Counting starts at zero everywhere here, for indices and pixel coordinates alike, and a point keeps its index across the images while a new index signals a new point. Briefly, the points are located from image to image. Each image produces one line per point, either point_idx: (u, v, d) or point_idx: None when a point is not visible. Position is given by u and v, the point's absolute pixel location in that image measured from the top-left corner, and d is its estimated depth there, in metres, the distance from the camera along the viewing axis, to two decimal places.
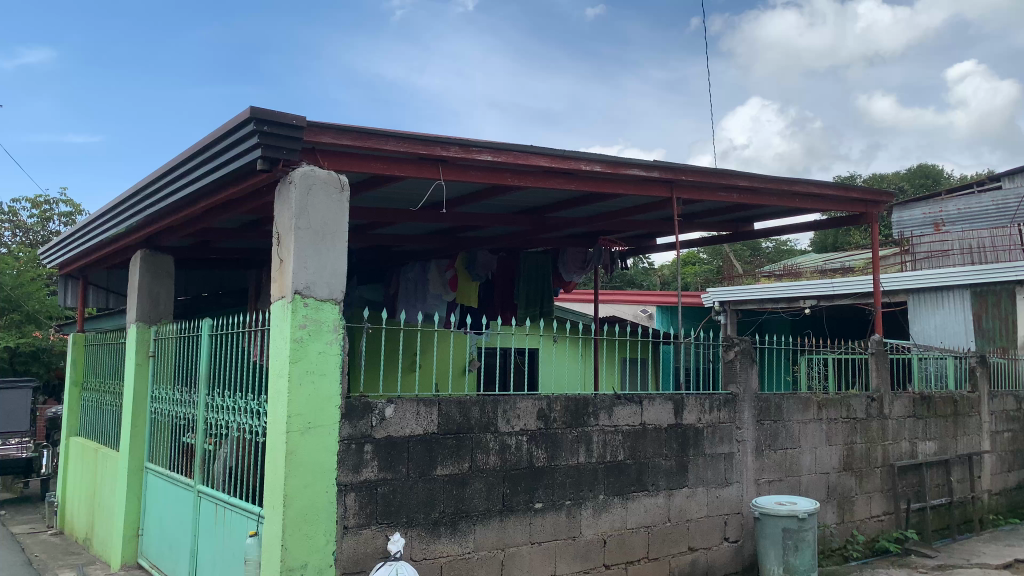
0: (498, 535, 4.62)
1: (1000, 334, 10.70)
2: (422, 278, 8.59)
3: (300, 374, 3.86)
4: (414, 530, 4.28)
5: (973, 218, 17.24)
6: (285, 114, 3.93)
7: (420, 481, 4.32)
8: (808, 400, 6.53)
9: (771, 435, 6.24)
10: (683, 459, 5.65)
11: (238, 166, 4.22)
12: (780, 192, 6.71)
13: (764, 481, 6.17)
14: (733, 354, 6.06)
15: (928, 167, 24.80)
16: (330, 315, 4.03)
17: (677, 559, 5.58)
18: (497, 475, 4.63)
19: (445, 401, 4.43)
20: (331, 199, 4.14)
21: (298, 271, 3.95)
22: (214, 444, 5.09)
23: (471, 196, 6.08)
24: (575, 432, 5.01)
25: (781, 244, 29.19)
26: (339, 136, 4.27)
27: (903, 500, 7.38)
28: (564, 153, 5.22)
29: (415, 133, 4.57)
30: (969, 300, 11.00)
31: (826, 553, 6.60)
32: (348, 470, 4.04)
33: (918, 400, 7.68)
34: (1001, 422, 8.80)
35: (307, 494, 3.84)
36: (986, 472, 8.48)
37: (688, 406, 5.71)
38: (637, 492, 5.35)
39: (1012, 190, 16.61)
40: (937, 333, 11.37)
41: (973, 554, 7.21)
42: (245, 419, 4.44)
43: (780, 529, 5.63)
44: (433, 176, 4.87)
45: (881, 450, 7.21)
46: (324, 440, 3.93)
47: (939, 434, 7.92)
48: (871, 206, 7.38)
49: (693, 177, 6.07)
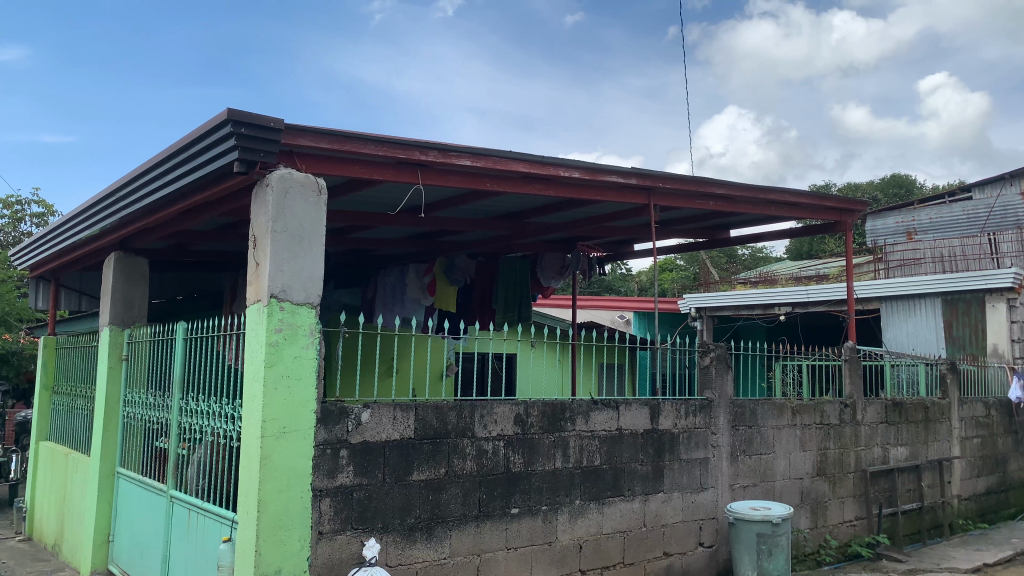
0: (474, 540, 4.61)
1: (970, 342, 10.83)
2: (400, 283, 8.55)
3: (275, 378, 3.83)
4: (389, 536, 4.26)
5: (945, 227, 17.50)
6: (262, 116, 3.91)
7: (396, 486, 4.30)
8: (783, 406, 6.57)
9: (745, 441, 6.28)
10: (659, 464, 5.68)
11: (214, 168, 4.19)
12: (756, 200, 6.77)
13: (739, 486, 6.22)
14: (708, 360, 6.06)
15: (901, 177, 25.11)
16: (307, 319, 4.01)
17: (652, 564, 5.60)
18: (474, 480, 4.62)
19: (422, 406, 4.43)
20: (308, 203, 4.12)
21: (274, 274, 3.93)
22: (187, 449, 5.03)
23: (450, 201, 6.08)
24: (552, 437, 5.02)
25: (757, 252, 29.44)
26: (316, 139, 4.26)
27: (875, 505, 7.46)
28: (542, 160, 5.25)
29: (393, 137, 4.56)
30: (940, 308, 11.16)
31: (799, 558, 6.66)
32: (323, 475, 4.02)
33: (891, 406, 7.77)
34: (971, 428, 8.93)
35: (281, 499, 3.82)
36: (956, 477, 8.60)
37: (665, 412, 5.74)
38: (613, 497, 5.36)
39: (982, 200, 16.98)
40: (909, 340, 11.52)
41: (943, 558, 7.32)
42: (220, 423, 4.40)
43: (755, 534, 5.67)
44: (412, 181, 4.87)
45: (854, 456, 7.29)
46: (299, 445, 3.91)
47: (911, 440, 8.02)
48: (845, 214, 7.47)
49: (670, 184, 6.11)
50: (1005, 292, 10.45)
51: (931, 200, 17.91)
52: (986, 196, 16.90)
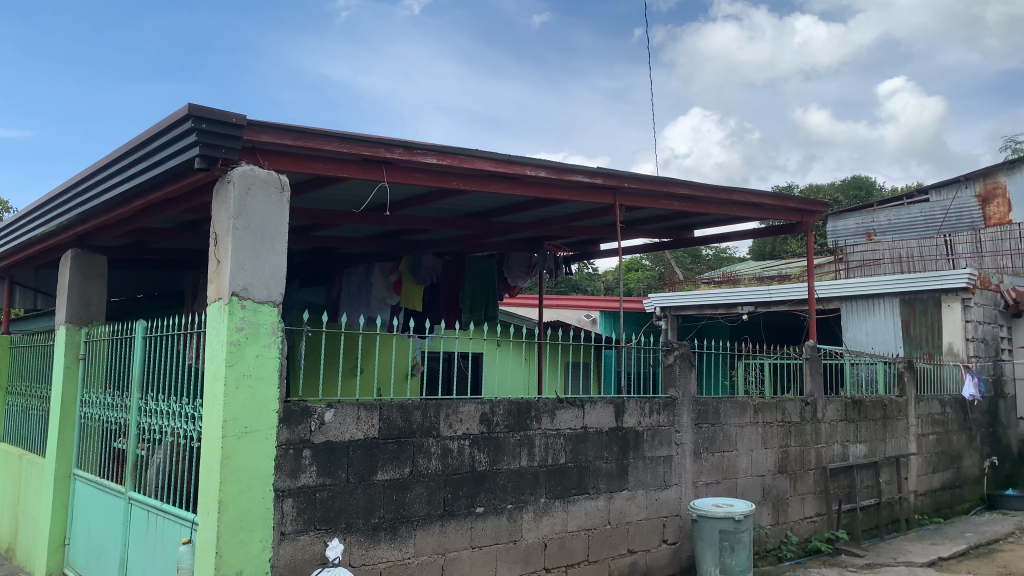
0: (438, 539, 4.59)
1: (926, 341, 11.03)
2: (366, 282, 8.49)
3: (237, 378, 3.78)
4: (353, 536, 4.23)
5: (903, 228, 17.79)
6: (224, 112, 3.86)
7: (360, 486, 4.27)
8: (745, 403, 6.64)
9: (708, 438, 6.34)
10: (623, 462, 5.71)
11: (176, 165, 4.11)
12: (719, 200, 6.83)
13: (702, 483, 6.28)
14: (672, 358, 6.11)
15: (861, 179, 25.51)
16: (268, 317, 3.96)
17: (616, 561, 5.63)
18: (438, 480, 4.61)
19: (387, 405, 4.40)
20: (270, 200, 4.06)
21: (236, 272, 3.87)
22: (146, 450, 4.94)
23: (416, 199, 6.05)
24: (517, 435, 5.02)
25: (721, 252, 29.75)
26: (279, 135, 4.21)
27: (835, 501, 7.58)
28: (508, 158, 5.24)
29: (358, 134, 4.52)
30: (898, 307, 11.37)
31: (761, 554, 6.75)
32: (286, 475, 3.98)
33: (850, 404, 7.90)
34: (927, 424, 9.11)
35: (243, 500, 3.77)
36: (913, 473, 8.77)
37: (629, 410, 5.76)
38: (578, 495, 5.38)
39: (938, 201, 17.38)
40: (869, 339, 11.73)
41: (900, 553, 7.45)
42: (181, 424, 4.32)
43: (717, 531, 5.72)
44: (377, 178, 4.83)
45: (815, 453, 7.40)
46: (260, 445, 3.86)
47: (869, 436, 8.15)
48: (807, 215, 7.57)
49: (636, 184, 6.14)
50: (960, 292, 10.67)
51: (890, 202, 18.21)
52: (942, 197, 17.33)
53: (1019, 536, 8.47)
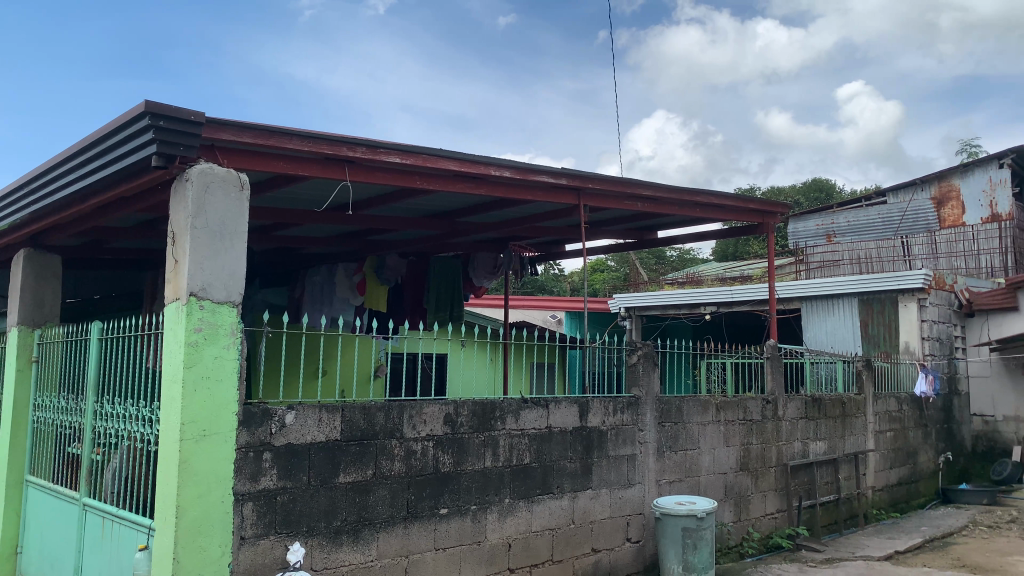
0: (402, 541, 4.56)
1: (884, 339, 11.21)
2: (329, 282, 8.42)
3: (195, 380, 3.71)
4: (314, 539, 4.18)
5: (862, 230, 18.07)
6: (181, 109, 3.79)
7: (321, 489, 4.22)
8: (707, 402, 6.70)
9: (671, 437, 6.39)
10: (588, 461, 5.72)
11: (132, 162, 4.02)
12: (682, 202, 6.88)
13: (665, 481, 6.32)
14: (636, 358, 6.14)
15: (821, 181, 25.92)
16: (227, 318, 3.90)
17: (580, 561, 5.64)
18: (402, 482, 4.58)
19: (349, 406, 4.35)
20: (230, 198, 4.00)
21: (194, 272, 3.80)
22: (102, 455, 4.83)
23: (379, 198, 6.00)
24: (482, 436, 5.00)
25: (685, 253, 30.02)
26: (239, 133, 4.15)
27: (796, 498, 7.68)
28: (472, 158, 5.23)
29: (320, 132, 4.48)
30: (857, 307, 11.55)
31: (723, 551, 6.81)
32: (246, 479, 3.92)
33: (810, 402, 8.01)
34: (885, 422, 9.27)
35: (201, 504, 3.70)
36: (871, 470, 8.93)
37: (593, 409, 5.78)
38: (542, 495, 5.38)
39: (895, 204, 17.58)
40: (828, 338, 11.91)
41: (858, 547, 7.58)
42: (138, 428, 4.23)
43: (680, 529, 5.76)
44: (339, 177, 4.78)
45: (776, 450, 7.49)
46: (219, 447, 3.79)
47: (829, 434, 8.27)
48: (767, 216, 7.65)
49: (600, 185, 6.16)
50: (916, 292, 10.89)
51: (849, 204, 18.45)
52: (900, 200, 17.52)
53: (972, 529, 8.67)
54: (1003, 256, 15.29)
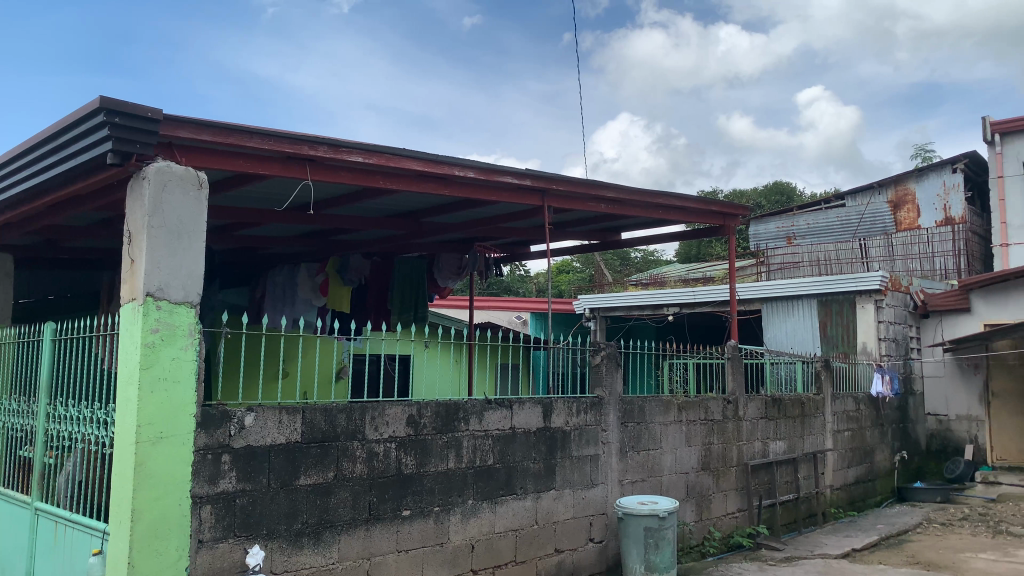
0: (363, 544, 4.52)
1: (842, 341, 11.39)
2: (290, 283, 8.31)
3: (151, 382, 3.64)
4: (275, 542, 4.13)
5: (821, 233, 18.30)
6: (138, 105, 3.73)
7: (282, 492, 4.17)
8: (670, 402, 6.76)
9: (634, 436, 6.42)
10: (551, 462, 5.73)
11: (88, 158, 3.94)
12: (645, 204, 6.92)
13: (627, 481, 6.36)
14: (599, 358, 6.17)
15: (782, 185, 26.28)
16: (185, 319, 3.84)
17: (543, 561, 5.64)
18: (364, 483, 4.54)
19: (310, 408, 4.30)
20: (187, 197, 3.93)
21: (151, 271, 3.73)
22: (55, 458, 4.72)
23: (342, 198, 5.96)
24: (445, 438, 4.99)
25: (649, 254, 30.25)
26: (197, 130, 4.10)
27: (756, 497, 7.77)
28: (436, 158, 5.21)
29: (281, 131, 4.43)
30: (816, 308, 11.73)
31: (685, 550, 6.87)
32: (204, 482, 3.86)
33: (771, 402, 8.11)
34: (843, 421, 9.43)
35: (158, 507, 3.64)
36: (829, 469, 9.07)
37: (557, 410, 5.79)
38: (505, 496, 5.37)
39: (854, 207, 17.89)
40: (788, 338, 12.07)
41: (817, 545, 7.70)
42: (92, 431, 4.14)
43: (642, 528, 5.79)
44: (300, 176, 4.74)
45: (736, 450, 7.57)
46: (177, 449, 3.73)
47: (788, 434, 8.38)
48: (729, 219, 7.72)
49: (564, 186, 6.17)
50: (874, 294, 11.11)
51: (809, 206, 18.71)
52: (859, 203, 17.83)
53: (926, 526, 8.85)
54: (956, 258, 15.71)
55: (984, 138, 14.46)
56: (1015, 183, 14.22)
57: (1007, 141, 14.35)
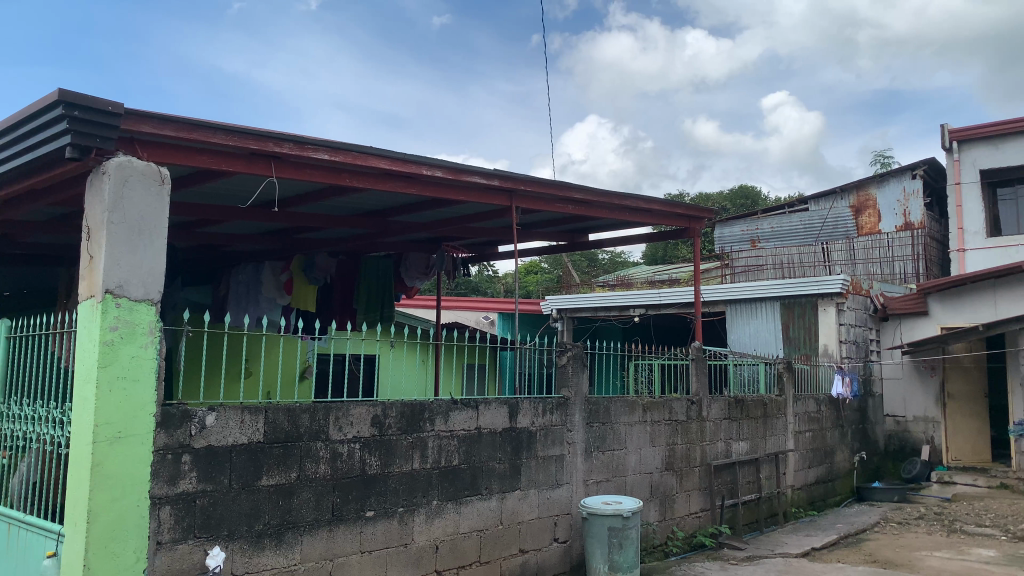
0: (327, 545, 4.48)
1: (804, 343, 11.54)
2: (254, 281, 8.17)
3: (110, 381, 3.58)
4: (235, 543, 4.07)
5: (784, 237, 18.59)
6: (99, 99, 3.67)
7: (243, 493, 4.12)
8: (634, 403, 6.80)
9: (599, 437, 6.45)
10: (516, 462, 5.73)
11: (46, 152, 3.86)
12: (612, 206, 6.96)
13: (592, 481, 6.38)
14: (566, 359, 6.18)
15: (747, 189, 26.58)
16: (145, 317, 3.77)
17: (507, 561, 5.64)
18: (327, 484, 4.50)
19: (272, 408, 4.25)
20: (149, 192, 3.87)
21: (110, 268, 3.66)
22: (9, 458, 4.61)
23: (308, 196, 5.91)
24: (410, 438, 4.96)
25: (617, 255, 30.41)
26: (159, 125, 4.03)
27: (718, 497, 7.85)
28: (404, 156, 5.18)
29: (245, 127, 4.38)
30: (778, 311, 11.88)
31: (648, 550, 6.91)
32: (163, 482, 3.80)
33: (734, 403, 8.20)
34: (804, 422, 9.56)
35: (115, 509, 3.57)
36: (790, 469, 9.19)
37: (523, 410, 5.79)
38: (470, 497, 5.36)
39: (817, 212, 18.17)
40: (751, 340, 12.21)
41: (777, 544, 7.79)
42: (48, 431, 4.05)
43: (606, 528, 5.82)
44: (265, 173, 4.69)
45: (699, 450, 7.64)
46: (135, 450, 3.67)
47: (751, 434, 8.47)
48: (694, 222, 7.76)
49: (532, 187, 6.19)
50: (835, 297, 11.29)
51: (773, 210, 18.98)
52: (821, 208, 18.12)
53: (883, 525, 9.01)
54: (915, 263, 16.01)
55: (943, 144, 14.76)
56: (972, 189, 14.51)
57: (964, 148, 14.67)
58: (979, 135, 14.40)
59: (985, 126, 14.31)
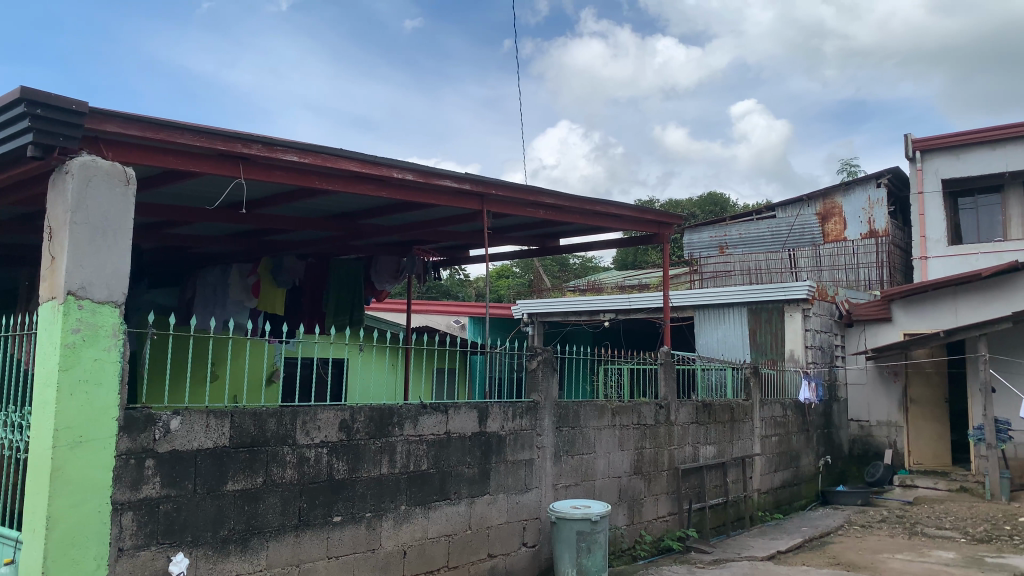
0: (293, 550, 4.43)
1: (771, 348, 11.66)
2: (222, 284, 8.12)
3: (72, 385, 3.51)
4: (199, 549, 4.01)
5: (751, 243, 18.79)
6: (62, 97, 3.61)
7: (208, 498, 4.06)
8: (603, 407, 6.82)
9: (568, 441, 6.46)
10: (485, 467, 5.72)
11: (6, 150, 3.78)
12: (582, 211, 6.99)
13: (561, 485, 6.39)
14: (536, 363, 6.19)
15: (716, 196, 26.83)
16: (108, 319, 3.71)
17: (476, 566, 5.62)
18: (294, 489, 4.46)
19: (239, 412, 4.20)
20: (114, 193, 3.80)
21: (72, 270, 3.59)
22: None
23: (276, 198, 5.86)
24: (378, 442, 4.93)
25: (588, 261, 30.51)
26: (125, 125, 3.97)
27: (686, 501, 7.90)
28: (374, 159, 5.15)
29: (212, 127, 4.33)
30: (746, 316, 11.99)
31: (617, 554, 6.92)
32: (126, 487, 3.73)
33: (701, 407, 8.26)
34: (770, 426, 9.66)
35: (75, 514, 3.50)
36: (757, 473, 9.27)
37: (492, 415, 5.78)
38: (439, 501, 5.34)
39: (784, 219, 18.40)
40: (719, 345, 12.33)
41: (743, 548, 7.85)
42: (6, 435, 3.97)
43: (575, 533, 5.82)
44: (233, 174, 4.64)
45: (668, 454, 7.68)
46: (96, 454, 3.60)
47: (718, 439, 8.54)
48: (663, 228, 7.80)
49: (502, 192, 6.19)
50: (801, 302, 11.43)
51: (741, 217, 19.16)
52: (788, 215, 18.34)
53: (846, 528, 9.13)
54: (879, 270, 16.26)
55: (906, 154, 15.01)
56: (934, 198, 14.77)
57: (927, 158, 14.93)
58: (941, 146, 14.68)
59: (946, 136, 14.59)
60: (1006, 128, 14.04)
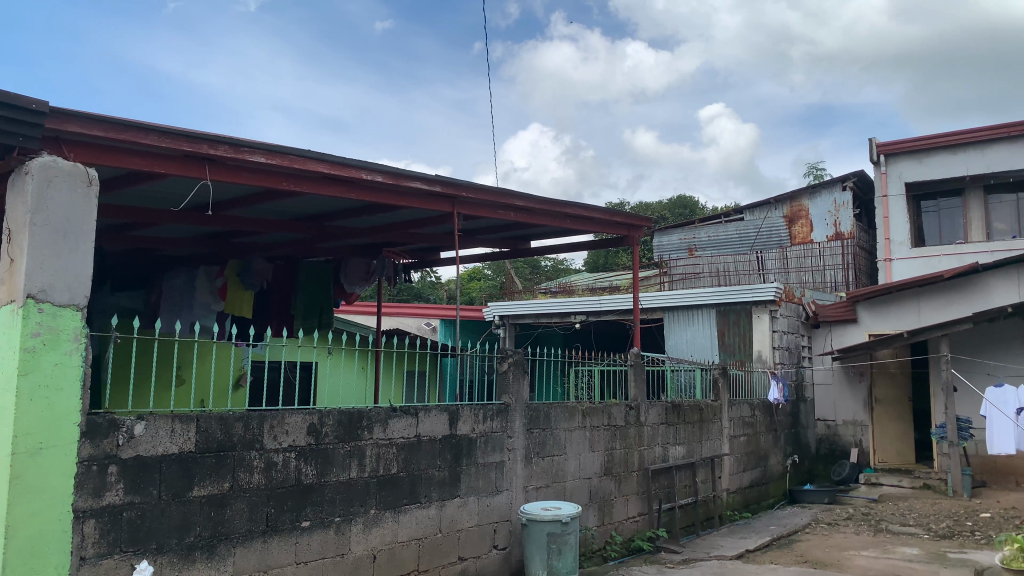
0: (260, 556, 4.38)
1: (739, 349, 11.77)
2: (188, 287, 8.03)
3: (31, 390, 3.44)
4: (164, 557, 3.95)
5: (720, 245, 18.95)
6: (21, 96, 3.53)
7: (174, 504, 4.00)
8: (574, 408, 6.84)
9: (539, 443, 6.47)
10: (456, 469, 5.70)
11: None
12: (552, 214, 6.99)
13: (532, 487, 6.39)
14: (507, 365, 6.18)
15: (685, 199, 27.03)
16: (70, 322, 3.64)
17: (446, 569, 5.59)
18: (261, 494, 4.41)
19: (205, 416, 4.15)
20: (75, 194, 3.73)
21: (32, 273, 3.52)
22: None
23: (244, 200, 5.79)
24: (347, 446, 4.90)
25: (558, 263, 30.57)
26: (87, 125, 3.90)
27: (656, 501, 7.94)
28: (343, 161, 5.12)
29: (178, 128, 4.28)
30: (714, 317, 12.09)
31: (587, 555, 6.93)
32: (88, 494, 3.66)
33: (671, 408, 8.31)
34: (739, 426, 9.75)
35: (34, 523, 3.43)
36: (726, 472, 9.35)
37: (463, 417, 5.76)
38: (409, 505, 5.31)
39: (751, 221, 18.57)
40: (688, 347, 12.40)
41: (713, 547, 7.90)
42: None
43: (545, 534, 5.82)
44: (199, 176, 4.57)
45: (638, 455, 7.71)
46: (56, 461, 3.52)
47: (687, 439, 8.59)
48: (632, 230, 7.84)
49: (473, 194, 6.18)
50: (769, 304, 11.55)
51: (710, 220, 19.31)
52: (755, 218, 18.51)
53: (814, 526, 9.23)
54: (845, 272, 16.50)
55: (870, 158, 15.20)
56: (898, 201, 15.00)
57: (891, 161, 15.14)
58: (904, 150, 14.90)
59: (909, 140, 14.82)
60: (967, 133, 14.29)
